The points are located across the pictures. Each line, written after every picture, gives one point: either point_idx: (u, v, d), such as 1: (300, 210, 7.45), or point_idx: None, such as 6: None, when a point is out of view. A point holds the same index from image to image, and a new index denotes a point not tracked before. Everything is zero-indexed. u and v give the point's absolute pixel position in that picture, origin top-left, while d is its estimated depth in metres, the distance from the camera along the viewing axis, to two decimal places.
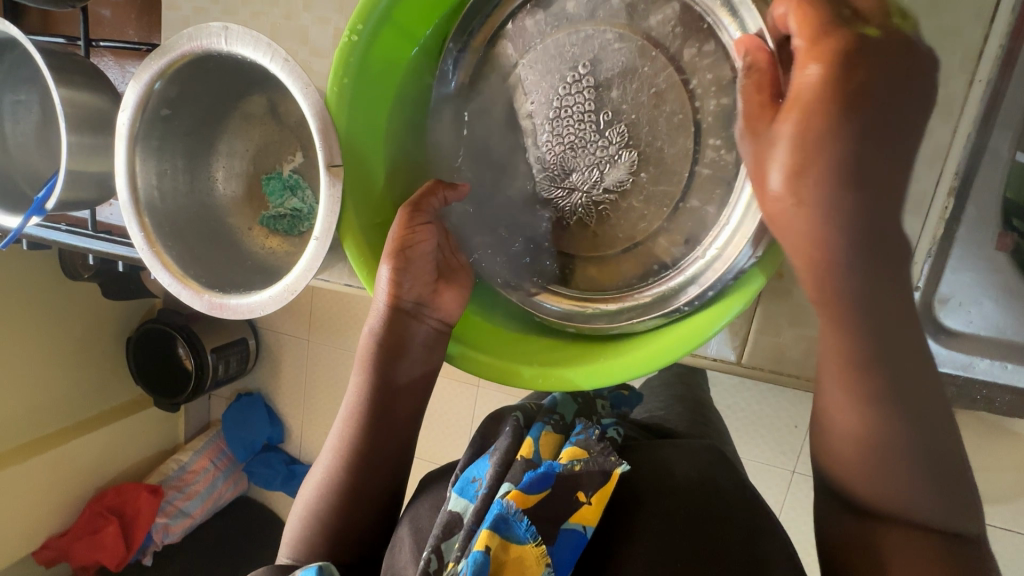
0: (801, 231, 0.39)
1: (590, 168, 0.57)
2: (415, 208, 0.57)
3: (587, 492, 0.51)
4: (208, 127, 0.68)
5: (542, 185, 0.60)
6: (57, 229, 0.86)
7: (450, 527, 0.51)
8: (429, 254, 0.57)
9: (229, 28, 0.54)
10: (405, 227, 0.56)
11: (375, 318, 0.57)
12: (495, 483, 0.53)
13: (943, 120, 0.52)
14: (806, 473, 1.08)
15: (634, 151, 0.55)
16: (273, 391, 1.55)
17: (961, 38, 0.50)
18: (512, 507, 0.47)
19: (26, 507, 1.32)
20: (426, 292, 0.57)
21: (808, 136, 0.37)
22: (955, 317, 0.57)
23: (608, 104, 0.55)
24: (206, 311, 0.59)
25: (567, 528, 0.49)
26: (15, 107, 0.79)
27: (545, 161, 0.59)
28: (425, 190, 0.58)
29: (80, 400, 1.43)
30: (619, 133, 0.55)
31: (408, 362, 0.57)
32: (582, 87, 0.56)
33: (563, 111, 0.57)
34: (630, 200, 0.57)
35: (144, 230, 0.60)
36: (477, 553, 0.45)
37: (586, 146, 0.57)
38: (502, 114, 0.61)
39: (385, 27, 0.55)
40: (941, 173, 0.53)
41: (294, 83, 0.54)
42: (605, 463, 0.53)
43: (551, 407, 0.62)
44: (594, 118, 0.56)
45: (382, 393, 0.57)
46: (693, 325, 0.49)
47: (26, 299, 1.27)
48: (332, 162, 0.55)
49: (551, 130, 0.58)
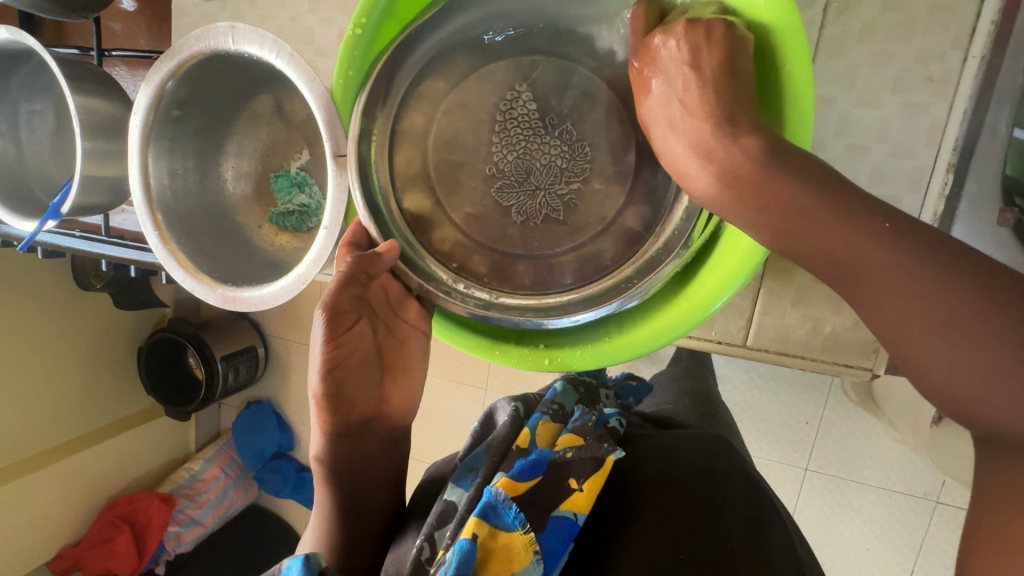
0: (693, 173, 0.42)
1: (548, 169, 0.56)
2: (333, 314, 0.53)
3: (579, 479, 0.51)
4: (215, 128, 0.68)
5: (499, 193, 0.57)
6: (71, 236, 0.88)
7: (444, 516, 0.52)
8: (365, 361, 0.55)
9: (237, 27, 0.55)
10: (331, 341, 0.53)
11: (318, 443, 0.57)
12: (489, 471, 0.53)
13: (939, 97, 0.53)
14: (818, 470, 1.08)
15: (585, 146, 0.55)
16: (283, 398, 1.56)
17: (952, 17, 0.51)
18: (501, 494, 0.48)
19: (42, 516, 1.33)
20: (370, 405, 0.56)
21: (669, 94, 0.43)
22: None
23: (551, 110, 0.55)
24: (219, 304, 0.60)
25: (557, 515, 0.49)
26: (31, 116, 0.81)
27: (498, 170, 0.56)
28: (338, 285, 0.53)
29: (94, 409, 1.45)
30: (567, 133, 0.55)
31: (365, 440, 0.57)
32: (523, 103, 0.55)
33: (508, 127, 0.56)
34: (593, 183, 0.55)
35: (158, 229, 0.63)
36: (464, 541, 0.45)
37: (542, 149, 0.55)
38: (453, 124, 0.56)
39: (390, 17, 0.54)
40: (939, 149, 0.54)
41: (300, 77, 0.54)
42: (598, 450, 0.53)
43: (552, 396, 0.62)
44: (540, 124, 0.55)
45: (346, 491, 0.59)
46: (635, 336, 0.53)
47: (42, 307, 1.30)
48: (337, 151, 0.56)
49: (501, 140, 0.56)
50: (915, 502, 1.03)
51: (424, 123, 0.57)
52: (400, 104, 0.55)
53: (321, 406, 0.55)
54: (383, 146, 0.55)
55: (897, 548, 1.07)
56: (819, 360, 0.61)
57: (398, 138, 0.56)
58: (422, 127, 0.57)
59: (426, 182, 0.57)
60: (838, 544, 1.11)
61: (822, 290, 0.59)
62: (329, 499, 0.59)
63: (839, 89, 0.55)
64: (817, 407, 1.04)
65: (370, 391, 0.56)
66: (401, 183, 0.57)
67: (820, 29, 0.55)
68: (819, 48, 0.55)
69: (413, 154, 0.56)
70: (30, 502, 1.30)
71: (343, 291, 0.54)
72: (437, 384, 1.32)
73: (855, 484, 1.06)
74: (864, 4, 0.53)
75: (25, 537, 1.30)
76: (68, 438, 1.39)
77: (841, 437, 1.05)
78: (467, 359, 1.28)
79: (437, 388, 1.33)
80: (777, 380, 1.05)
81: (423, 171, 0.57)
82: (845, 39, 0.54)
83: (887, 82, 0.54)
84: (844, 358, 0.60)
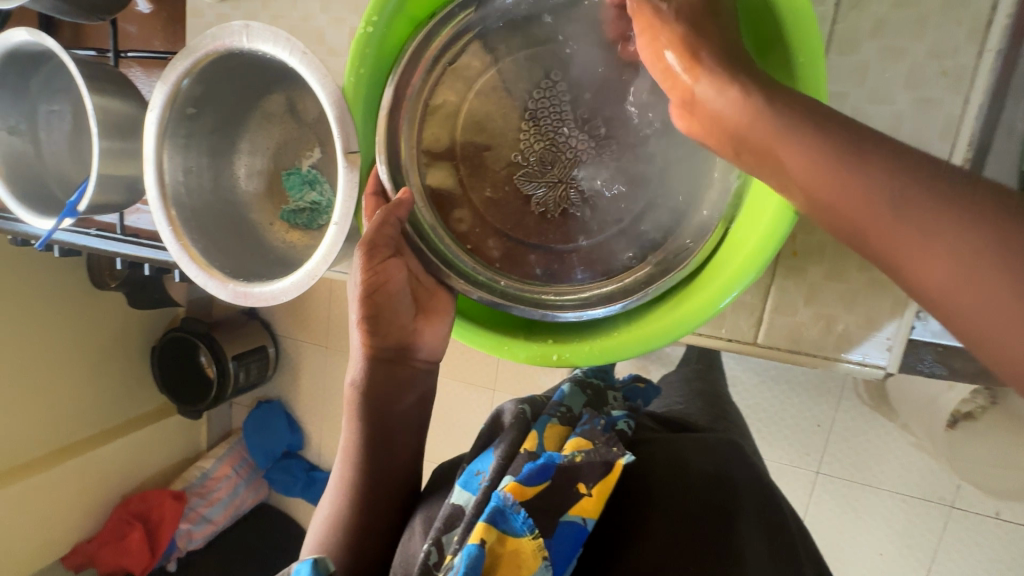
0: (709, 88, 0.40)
1: (573, 162, 0.56)
2: (369, 246, 0.53)
3: (588, 484, 0.50)
4: (229, 126, 0.69)
5: (522, 180, 0.57)
6: (88, 234, 0.90)
7: (451, 520, 0.52)
8: (403, 292, 0.55)
9: (251, 25, 0.56)
10: (367, 269, 0.54)
11: (356, 368, 0.59)
12: (497, 475, 0.53)
13: (953, 92, 0.52)
14: (830, 473, 1.06)
15: (614, 145, 0.55)
16: (293, 398, 1.57)
17: (966, 11, 0.50)
18: (509, 499, 0.48)
19: (57, 513, 1.35)
20: (406, 334, 0.57)
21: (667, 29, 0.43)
22: None
23: (585, 104, 0.55)
24: (231, 299, 0.61)
25: (566, 520, 0.49)
26: (50, 117, 0.83)
27: (523, 159, 0.57)
28: (377, 221, 0.53)
29: (108, 407, 1.47)
30: (597, 129, 0.55)
31: (400, 395, 0.60)
32: (558, 93, 0.55)
33: (539, 115, 0.56)
34: (616, 185, 0.55)
35: (172, 225, 0.63)
36: (472, 547, 0.45)
37: (569, 140, 0.55)
38: (475, 110, 0.57)
39: (400, 16, 0.55)
40: (955, 144, 0.53)
41: (312, 74, 0.54)
42: (607, 453, 0.52)
43: (559, 399, 0.62)
44: (572, 116, 0.55)
45: (376, 429, 0.60)
46: (632, 334, 0.53)
47: (58, 306, 1.32)
48: (349, 148, 0.54)
49: (531, 129, 0.56)
50: (932, 508, 1.02)
51: (456, 100, 0.57)
52: (429, 85, 0.57)
53: (362, 328, 0.56)
54: (403, 131, 0.57)
55: (914, 554, 1.05)
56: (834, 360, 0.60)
57: (428, 116, 0.58)
58: (454, 105, 0.58)
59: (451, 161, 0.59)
60: (851, 549, 1.09)
61: (835, 288, 0.59)
62: (358, 437, 0.60)
63: (850, 85, 0.54)
64: (828, 409, 1.03)
65: (404, 322, 0.56)
66: (426, 161, 0.59)
67: (832, 24, 0.54)
68: (831, 42, 0.55)
69: (442, 136, 0.58)
70: (45, 499, 1.32)
71: (381, 226, 0.53)
72: (447, 385, 1.32)
73: (867, 487, 1.05)
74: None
75: (40, 532, 1.32)
76: (83, 435, 1.41)
77: (854, 441, 1.03)
78: (476, 360, 1.29)
79: (446, 388, 1.33)
80: (789, 382, 1.04)
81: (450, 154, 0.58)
82: (856, 36, 0.54)
83: (900, 78, 0.53)
84: (858, 356, 0.59)
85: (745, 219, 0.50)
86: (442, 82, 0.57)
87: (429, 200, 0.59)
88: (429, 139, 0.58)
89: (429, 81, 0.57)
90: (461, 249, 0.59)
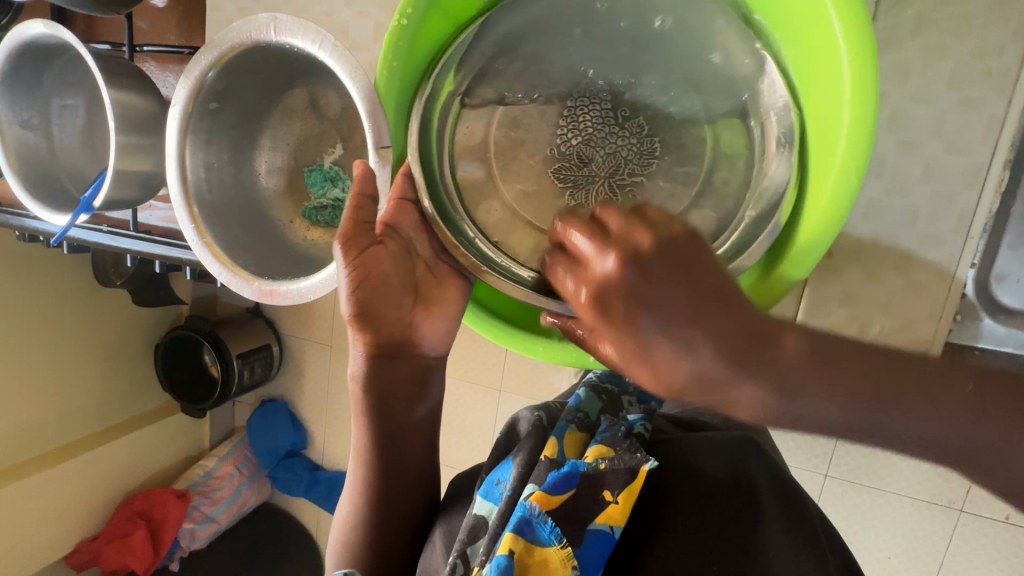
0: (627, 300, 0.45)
1: (609, 159, 0.56)
2: (349, 240, 0.51)
3: (613, 491, 0.50)
4: (251, 121, 0.68)
5: (559, 175, 0.56)
6: (98, 231, 0.88)
7: (474, 532, 0.51)
8: (397, 285, 0.53)
9: (279, 18, 0.55)
10: (351, 264, 0.51)
11: (355, 364, 0.57)
12: (519, 484, 0.52)
13: (997, 91, 0.55)
14: (839, 477, 1.04)
15: (654, 141, 0.55)
16: (297, 398, 1.55)
17: (1012, 9, 0.53)
18: (536, 509, 0.46)
19: (61, 512, 1.34)
20: (405, 327, 0.55)
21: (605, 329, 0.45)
22: (1013, 295, 0.61)
23: (623, 104, 0.56)
24: (255, 298, 0.60)
25: (593, 528, 0.48)
26: (63, 111, 0.82)
27: (560, 153, 0.56)
28: (350, 213, 0.52)
29: (112, 405, 1.46)
30: (636, 126, 0.56)
31: (412, 398, 0.58)
32: (596, 91, 0.56)
33: (579, 110, 0.56)
34: (657, 180, 0.55)
35: (194, 221, 0.62)
36: (501, 558, 0.44)
37: (608, 136, 0.56)
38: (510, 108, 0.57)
39: (434, 11, 0.54)
40: (997, 144, 0.56)
41: (343, 68, 0.53)
42: (631, 460, 0.51)
43: (576, 405, 0.61)
44: (612, 115, 0.56)
45: (385, 429, 0.58)
46: None
47: (64, 301, 1.31)
48: (380, 142, 0.53)
49: (568, 124, 0.56)
50: (940, 511, 1.01)
51: (493, 98, 0.57)
52: (468, 80, 0.56)
53: (355, 325, 0.54)
54: (441, 130, 0.56)
55: (920, 556, 1.05)
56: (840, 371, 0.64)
57: (463, 111, 0.57)
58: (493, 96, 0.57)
59: (483, 157, 0.57)
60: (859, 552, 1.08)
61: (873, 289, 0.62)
62: (368, 435, 0.59)
63: (894, 84, 0.57)
64: None
65: (400, 314, 0.54)
66: (459, 153, 0.57)
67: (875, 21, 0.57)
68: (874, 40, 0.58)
69: (477, 126, 0.57)
70: (49, 497, 1.30)
71: (357, 211, 0.52)
72: (452, 385, 1.31)
73: (876, 491, 1.04)
74: None
75: (43, 531, 1.31)
76: (85, 434, 1.40)
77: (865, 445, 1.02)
78: (482, 360, 1.27)
79: (453, 388, 1.32)
80: None
81: (483, 143, 0.57)
82: (898, 33, 0.57)
83: (941, 77, 0.56)
84: None
85: (810, 212, 0.50)
86: (485, 77, 0.57)
87: (459, 194, 0.57)
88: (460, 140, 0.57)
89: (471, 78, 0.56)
90: (488, 241, 0.56)
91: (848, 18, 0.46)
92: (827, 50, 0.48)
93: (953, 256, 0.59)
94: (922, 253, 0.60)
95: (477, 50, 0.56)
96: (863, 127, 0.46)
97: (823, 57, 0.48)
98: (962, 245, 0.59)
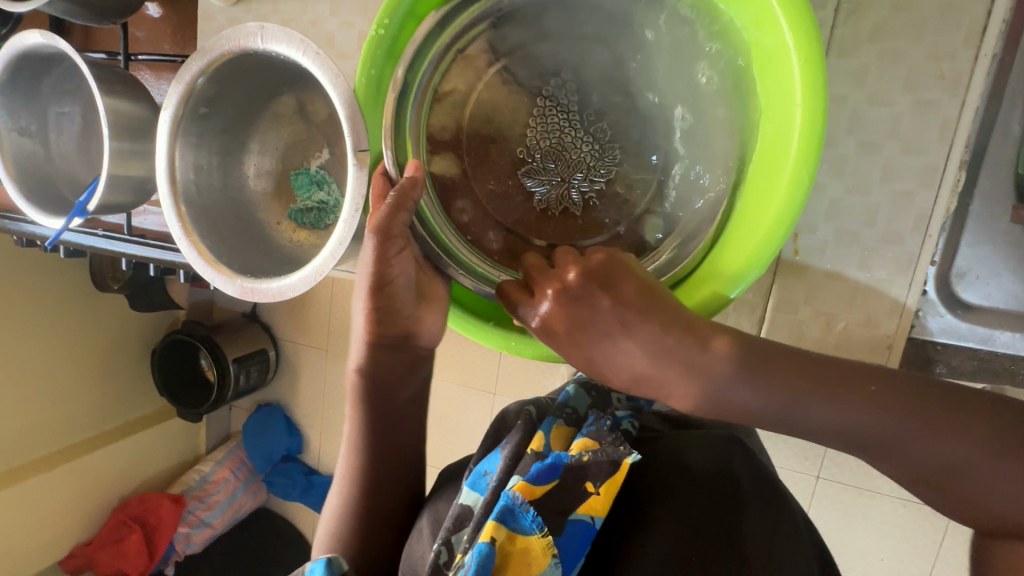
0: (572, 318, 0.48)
1: (575, 161, 0.61)
2: (383, 237, 0.52)
3: (595, 483, 0.51)
4: (241, 127, 0.70)
5: (529, 175, 0.61)
6: (94, 235, 0.90)
7: (460, 520, 0.52)
8: (408, 284, 0.55)
9: (266, 27, 0.57)
10: (380, 263, 0.53)
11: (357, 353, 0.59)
12: (505, 475, 0.53)
13: (950, 95, 0.58)
14: (832, 479, 1.04)
15: (615, 146, 0.61)
16: (293, 402, 1.56)
17: (961, 17, 0.57)
18: (518, 498, 0.48)
19: (55, 515, 1.34)
20: (408, 323, 0.57)
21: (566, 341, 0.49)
22: (973, 290, 0.64)
23: (590, 107, 0.60)
24: (239, 295, 0.61)
25: (574, 519, 0.49)
26: (60, 118, 0.84)
27: (529, 153, 0.61)
28: (391, 209, 0.51)
29: (107, 409, 1.47)
30: (602, 131, 0.61)
31: (401, 389, 0.60)
32: (565, 92, 0.60)
33: (549, 111, 0.61)
34: (616, 187, 0.61)
35: (182, 220, 0.64)
36: (482, 545, 0.45)
37: (574, 141, 0.61)
38: (482, 104, 0.61)
39: (410, 21, 0.57)
40: (951, 146, 0.59)
41: (325, 75, 0.54)
42: (614, 453, 0.53)
43: (564, 400, 0.62)
44: (579, 118, 0.61)
45: (373, 419, 0.60)
46: None
47: (61, 305, 1.33)
48: (360, 146, 0.54)
49: (538, 125, 0.61)
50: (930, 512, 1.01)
51: (465, 88, 0.61)
52: (440, 69, 0.59)
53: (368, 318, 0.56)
54: (414, 121, 0.59)
55: (912, 556, 1.05)
56: None
57: (435, 101, 0.60)
58: (462, 89, 0.61)
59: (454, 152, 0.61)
60: (850, 552, 1.09)
61: (838, 287, 0.65)
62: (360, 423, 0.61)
63: (852, 88, 0.61)
64: None
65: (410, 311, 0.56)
66: (433, 147, 0.61)
67: (832, 29, 0.60)
68: (831, 46, 0.61)
69: (448, 119, 0.61)
70: (44, 501, 1.31)
71: (395, 210, 0.51)
72: (447, 388, 1.32)
73: (867, 493, 1.04)
74: (874, 6, 0.59)
75: (38, 535, 1.32)
76: (80, 438, 1.41)
77: None
78: (475, 364, 1.29)
79: (447, 391, 1.33)
80: None
81: (454, 139, 0.61)
82: (856, 39, 0.60)
83: (898, 81, 0.59)
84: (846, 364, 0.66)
85: (763, 206, 0.54)
86: (460, 77, 0.60)
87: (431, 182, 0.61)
88: (433, 132, 0.61)
89: (442, 69, 0.59)
90: (463, 240, 0.61)
91: (797, 26, 0.50)
92: (780, 58, 0.52)
93: (911, 252, 0.62)
94: (882, 250, 0.63)
95: (447, 42, 0.58)
96: (814, 131, 0.51)
97: (775, 66, 0.52)
98: (920, 244, 0.62)
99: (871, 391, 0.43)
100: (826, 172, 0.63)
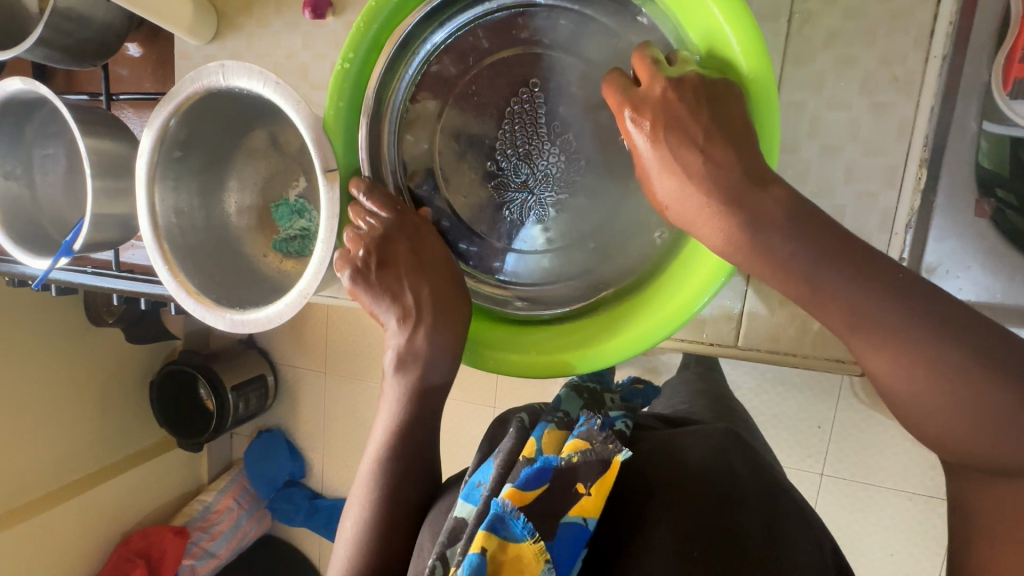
0: (680, 109, 0.42)
1: (538, 173, 0.62)
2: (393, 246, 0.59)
3: (586, 484, 0.50)
4: (216, 165, 0.72)
5: (496, 190, 0.63)
6: (84, 272, 0.91)
7: (455, 533, 0.51)
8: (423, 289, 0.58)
9: (226, 64, 0.59)
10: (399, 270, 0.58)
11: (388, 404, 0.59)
12: (497, 484, 0.52)
13: (905, 96, 0.60)
14: (835, 475, 1.05)
15: (577, 158, 0.60)
16: (294, 426, 1.56)
17: (910, 20, 0.58)
18: (508, 506, 0.48)
19: (58, 555, 1.34)
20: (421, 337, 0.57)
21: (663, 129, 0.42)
22: (946, 284, 0.67)
23: (557, 117, 0.60)
24: (230, 329, 0.63)
25: (567, 521, 0.49)
26: (45, 160, 0.86)
27: (496, 168, 0.62)
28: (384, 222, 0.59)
29: (107, 443, 1.47)
30: (565, 142, 0.60)
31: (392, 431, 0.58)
32: (531, 103, 0.60)
33: (516, 122, 0.61)
34: (577, 199, 0.61)
35: (167, 262, 0.66)
36: (473, 556, 0.46)
37: (539, 152, 0.61)
38: (450, 123, 0.63)
39: (375, 52, 0.59)
40: (909, 145, 0.60)
41: (285, 101, 0.58)
42: (603, 451, 0.52)
43: (557, 404, 0.62)
44: (545, 129, 0.60)
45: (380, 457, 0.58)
46: (608, 346, 0.57)
47: (55, 343, 1.33)
48: (328, 166, 0.58)
49: (503, 138, 0.62)
50: (934, 502, 1.01)
51: (434, 106, 0.63)
52: (411, 89, 0.63)
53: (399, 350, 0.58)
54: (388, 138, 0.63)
55: (923, 550, 1.04)
56: (809, 358, 0.67)
57: (406, 120, 0.63)
58: (432, 109, 0.63)
59: (427, 167, 0.64)
60: (860, 550, 1.08)
61: None
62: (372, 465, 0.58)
63: (810, 93, 0.62)
64: (830, 410, 1.02)
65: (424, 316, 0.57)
66: (407, 165, 0.65)
67: (787, 37, 0.62)
68: (787, 55, 0.62)
69: (420, 138, 0.64)
70: (45, 541, 1.31)
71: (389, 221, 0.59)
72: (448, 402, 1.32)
73: (871, 488, 1.04)
74: (825, 15, 0.60)
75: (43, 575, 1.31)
76: (80, 475, 1.41)
77: (858, 440, 1.02)
78: (476, 379, 1.29)
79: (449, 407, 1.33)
80: (786, 385, 1.02)
81: (428, 158, 0.64)
82: (810, 46, 0.61)
83: (854, 85, 0.61)
84: (840, 355, 0.66)
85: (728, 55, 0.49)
86: (428, 98, 0.63)
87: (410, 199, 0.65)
88: (406, 153, 0.64)
89: (412, 84, 0.63)
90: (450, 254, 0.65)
91: None
92: None
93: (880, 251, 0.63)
94: None
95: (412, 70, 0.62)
96: None
97: None
98: (887, 241, 0.63)
99: (899, 278, 0.36)
100: (791, 176, 0.65)
